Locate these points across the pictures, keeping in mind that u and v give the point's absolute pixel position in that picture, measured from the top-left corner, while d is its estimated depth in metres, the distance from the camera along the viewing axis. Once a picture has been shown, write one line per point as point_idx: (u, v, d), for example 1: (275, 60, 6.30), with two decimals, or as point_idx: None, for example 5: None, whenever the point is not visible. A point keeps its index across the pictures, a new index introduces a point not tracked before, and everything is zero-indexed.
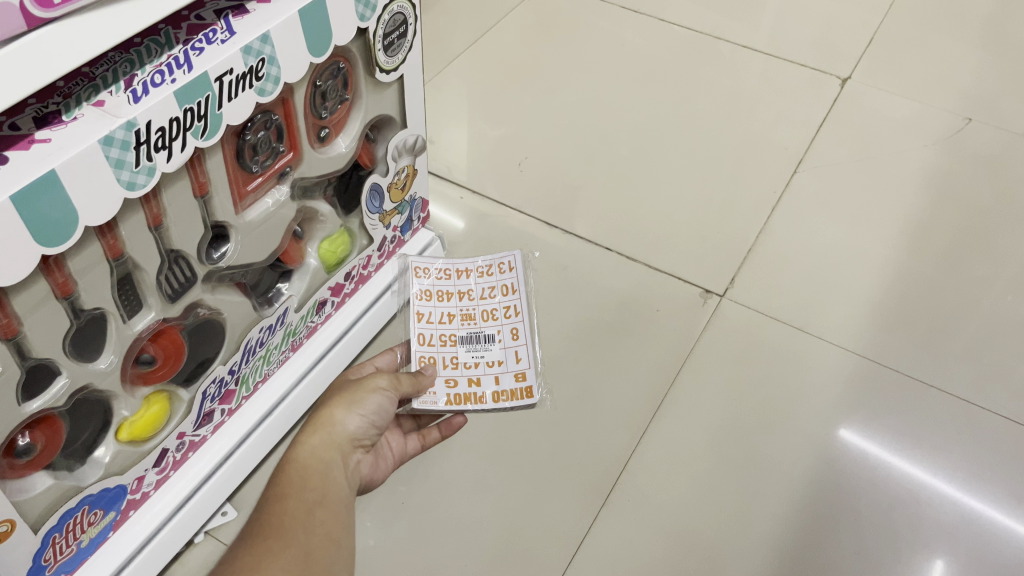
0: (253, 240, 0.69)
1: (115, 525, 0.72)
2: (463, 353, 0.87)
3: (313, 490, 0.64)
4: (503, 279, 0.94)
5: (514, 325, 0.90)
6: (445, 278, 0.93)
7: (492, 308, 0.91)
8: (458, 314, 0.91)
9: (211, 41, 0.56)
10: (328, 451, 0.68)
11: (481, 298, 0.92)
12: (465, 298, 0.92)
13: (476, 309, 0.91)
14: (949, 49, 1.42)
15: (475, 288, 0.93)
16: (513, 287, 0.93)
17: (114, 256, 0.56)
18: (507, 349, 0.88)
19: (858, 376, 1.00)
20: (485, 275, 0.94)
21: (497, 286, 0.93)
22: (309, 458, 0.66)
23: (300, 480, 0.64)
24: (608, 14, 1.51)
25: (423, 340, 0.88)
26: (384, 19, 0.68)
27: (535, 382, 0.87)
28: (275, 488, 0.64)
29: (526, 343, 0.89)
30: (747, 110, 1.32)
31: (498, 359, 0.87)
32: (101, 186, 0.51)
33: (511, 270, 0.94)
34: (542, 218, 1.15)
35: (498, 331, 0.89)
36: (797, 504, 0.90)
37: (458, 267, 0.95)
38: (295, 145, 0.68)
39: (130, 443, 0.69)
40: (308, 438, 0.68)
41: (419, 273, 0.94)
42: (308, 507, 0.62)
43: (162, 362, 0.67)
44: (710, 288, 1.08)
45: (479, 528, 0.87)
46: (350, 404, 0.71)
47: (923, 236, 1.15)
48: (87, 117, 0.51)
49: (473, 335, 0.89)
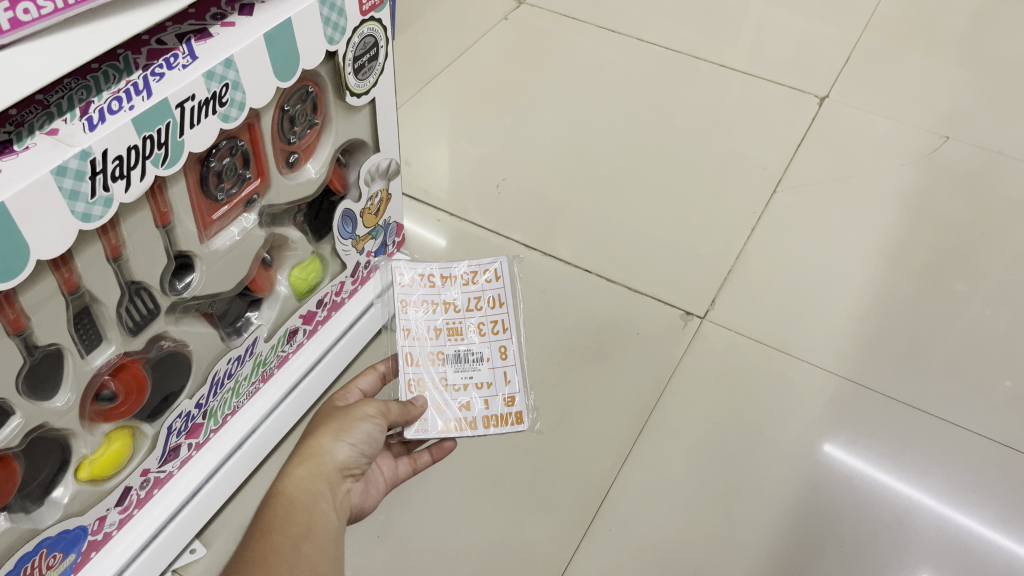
0: (218, 269, 0.67)
1: (76, 567, 0.69)
2: (451, 373, 0.85)
3: (298, 522, 0.61)
4: (489, 290, 0.91)
5: (502, 343, 0.87)
6: (429, 287, 0.90)
7: (480, 322, 0.88)
8: (444, 328, 0.88)
9: (172, 66, 0.54)
10: (316, 482, 0.65)
11: (467, 311, 0.90)
12: (449, 309, 0.89)
13: (462, 323, 0.88)
14: (925, 68, 1.43)
15: (460, 299, 0.90)
16: (501, 300, 0.91)
17: (70, 290, 0.54)
18: (496, 369, 0.86)
19: (842, 397, 0.99)
20: (469, 285, 0.91)
21: (483, 299, 0.91)
22: (297, 489, 0.63)
23: (285, 512, 0.61)
24: (586, 33, 1.51)
25: (411, 358, 0.85)
26: (354, 42, 0.67)
27: (525, 407, 0.85)
28: (261, 523, 0.61)
29: (515, 362, 0.87)
30: (725, 130, 1.32)
31: (487, 380, 0.85)
32: (54, 218, 0.49)
33: (497, 279, 0.92)
34: (521, 239, 1.14)
35: (486, 349, 0.87)
36: (783, 531, 0.88)
37: (442, 273, 0.92)
38: (262, 172, 0.66)
39: (90, 482, 0.66)
40: (296, 468, 0.65)
41: (402, 281, 0.90)
42: (295, 541, 0.59)
43: (124, 397, 0.65)
44: (691, 310, 1.07)
45: (458, 558, 0.85)
46: (337, 432, 0.68)
47: (902, 255, 1.14)
48: (40, 146, 0.49)
49: (462, 353, 0.86)
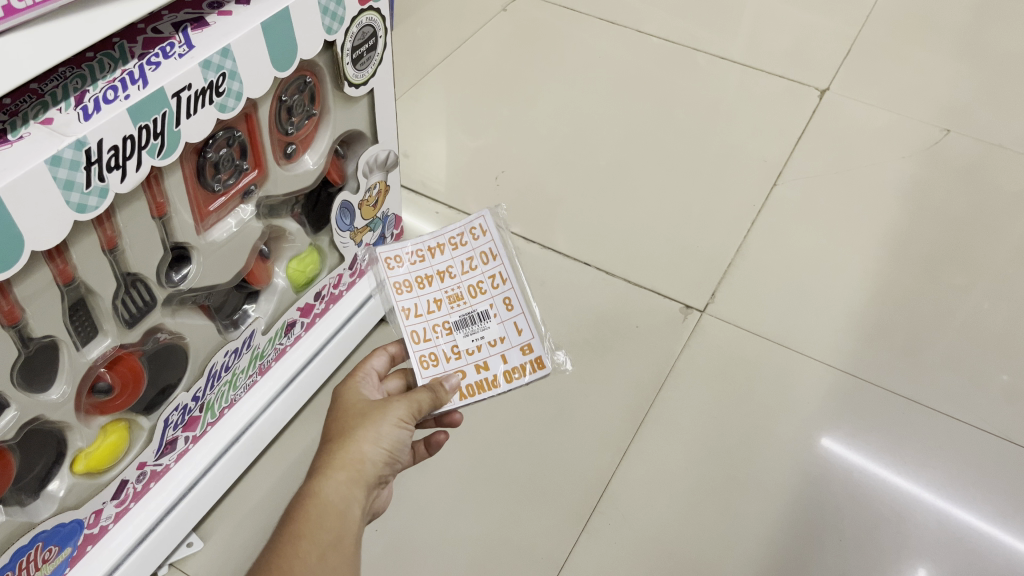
0: (216, 261, 0.66)
1: (72, 561, 0.69)
2: (462, 339, 0.77)
3: (329, 530, 0.57)
4: (480, 247, 0.81)
5: (495, 271, 0.80)
6: (420, 261, 0.81)
7: (470, 256, 0.80)
8: (445, 297, 0.79)
9: (168, 55, 0.54)
10: (352, 489, 0.61)
11: (455, 250, 0.81)
12: (445, 277, 0.80)
13: (461, 287, 0.79)
14: (925, 60, 1.43)
15: (454, 263, 0.80)
16: (493, 253, 0.80)
17: (65, 281, 0.53)
18: (505, 323, 0.78)
19: (839, 392, 0.98)
20: (458, 247, 0.81)
21: (463, 231, 0.81)
22: (333, 496, 0.59)
23: (316, 518, 0.57)
24: (585, 24, 1.50)
25: (417, 337, 0.77)
26: (352, 31, 0.66)
27: (544, 351, 0.79)
28: (292, 523, 0.57)
29: (522, 311, 0.79)
30: (725, 122, 1.31)
31: (499, 335, 0.78)
32: (49, 208, 0.48)
33: (485, 235, 0.81)
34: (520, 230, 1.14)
35: (490, 306, 0.78)
36: (784, 528, 0.87)
37: (429, 241, 0.81)
38: (259, 163, 0.65)
39: (86, 475, 0.66)
40: (335, 471, 0.60)
41: (391, 264, 0.81)
42: (322, 552, 0.56)
43: (120, 390, 0.64)
44: (690, 303, 1.07)
45: (457, 552, 0.84)
46: (376, 437, 0.63)
47: (902, 247, 1.14)
48: (34, 136, 0.48)
49: (467, 317, 0.78)
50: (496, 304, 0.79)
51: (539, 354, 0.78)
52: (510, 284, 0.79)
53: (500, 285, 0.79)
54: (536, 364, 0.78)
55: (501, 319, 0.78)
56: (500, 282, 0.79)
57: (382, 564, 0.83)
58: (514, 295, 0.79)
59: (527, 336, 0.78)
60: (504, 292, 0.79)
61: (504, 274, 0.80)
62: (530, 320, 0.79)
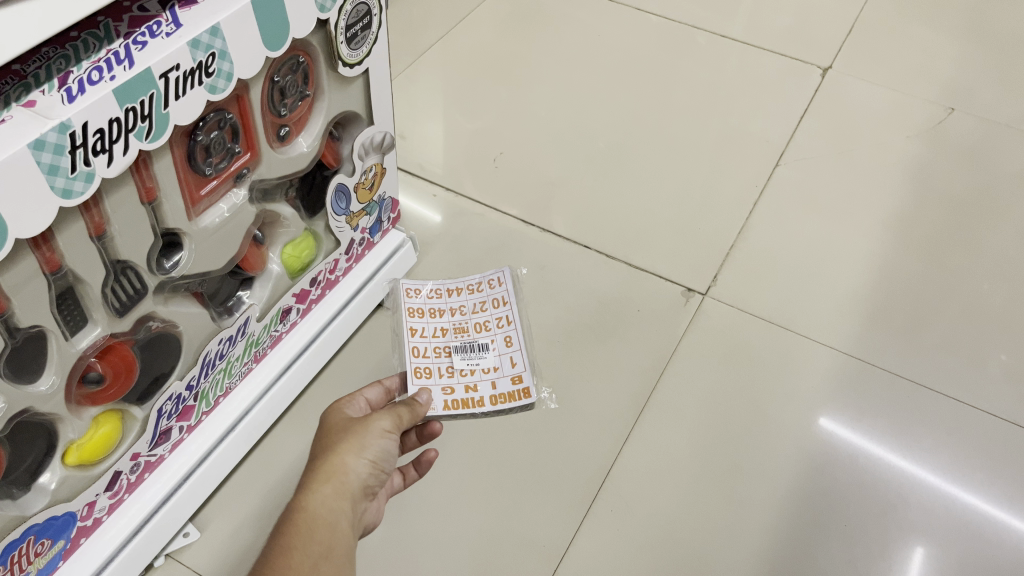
0: (209, 247, 0.64)
1: (66, 553, 0.68)
2: (458, 362, 0.84)
3: (320, 541, 0.56)
4: (494, 293, 0.91)
5: (502, 314, 0.89)
6: (437, 297, 0.90)
7: (482, 300, 0.90)
8: (451, 327, 0.87)
9: (155, 34, 0.52)
10: (341, 500, 0.60)
11: (471, 294, 0.91)
12: (457, 313, 0.89)
13: (468, 322, 0.88)
14: (931, 38, 1.40)
15: (468, 304, 0.90)
16: (504, 300, 0.90)
17: (51, 270, 0.52)
18: (502, 356, 0.85)
19: (842, 372, 0.97)
20: (474, 292, 0.91)
21: (483, 282, 0.92)
22: (320, 508, 0.58)
23: (308, 530, 0.56)
24: (584, 4, 1.47)
25: (417, 352, 0.84)
26: (346, 9, 0.64)
27: (532, 383, 0.84)
28: (282, 539, 0.56)
29: (520, 348, 0.86)
30: (727, 102, 1.29)
31: (493, 365, 0.84)
32: (32, 195, 0.46)
33: (501, 284, 0.92)
34: (517, 267, 1.06)
35: (492, 340, 0.86)
36: (785, 513, 0.86)
37: (448, 286, 0.92)
38: (252, 145, 0.64)
39: (78, 467, 0.65)
40: (320, 485, 0.59)
41: (409, 294, 0.91)
42: (314, 563, 0.55)
43: (112, 380, 0.63)
44: (693, 287, 1.05)
45: (456, 541, 0.83)
46: (360, 448, 0.62)
47: (907, 227, 1.12)
48: (16, 119, 0.46)
49: (467, 344, 0.85)
50: (496, 341, 0.86)
51: (527, 385, 0.84)
52: (513, 325, 0.88)
53: (504, 325, 0.88)
54: (523, 393, 0.84)
55: (499, 352, 0.85)
56: (505, 323, 0.88)
57: (381, 554, 0.82)
58: (514, 335, 0.87)
59: (519, 368, 0.85)
60: (506, 330, 0.87)
61: (510, 317, 0.89)
62: (526, 356, 0.85)
